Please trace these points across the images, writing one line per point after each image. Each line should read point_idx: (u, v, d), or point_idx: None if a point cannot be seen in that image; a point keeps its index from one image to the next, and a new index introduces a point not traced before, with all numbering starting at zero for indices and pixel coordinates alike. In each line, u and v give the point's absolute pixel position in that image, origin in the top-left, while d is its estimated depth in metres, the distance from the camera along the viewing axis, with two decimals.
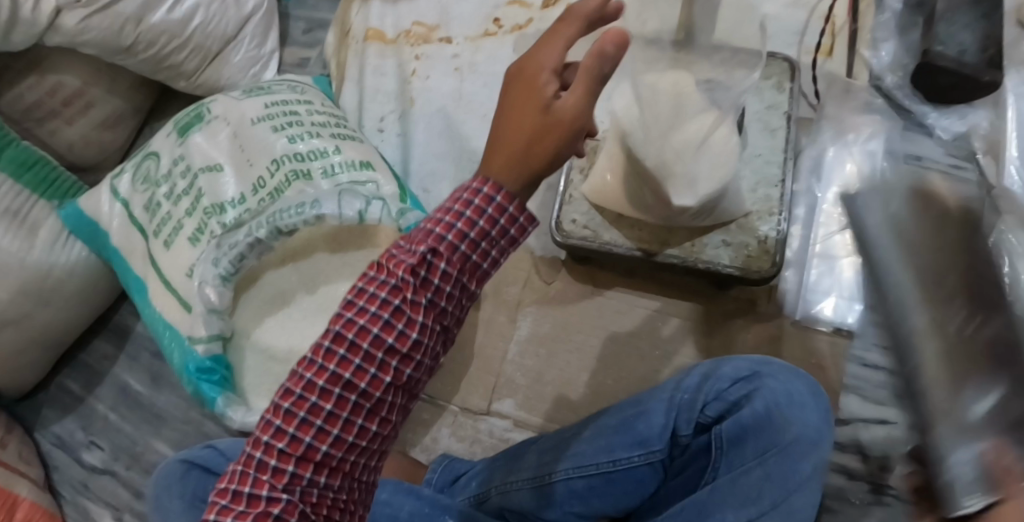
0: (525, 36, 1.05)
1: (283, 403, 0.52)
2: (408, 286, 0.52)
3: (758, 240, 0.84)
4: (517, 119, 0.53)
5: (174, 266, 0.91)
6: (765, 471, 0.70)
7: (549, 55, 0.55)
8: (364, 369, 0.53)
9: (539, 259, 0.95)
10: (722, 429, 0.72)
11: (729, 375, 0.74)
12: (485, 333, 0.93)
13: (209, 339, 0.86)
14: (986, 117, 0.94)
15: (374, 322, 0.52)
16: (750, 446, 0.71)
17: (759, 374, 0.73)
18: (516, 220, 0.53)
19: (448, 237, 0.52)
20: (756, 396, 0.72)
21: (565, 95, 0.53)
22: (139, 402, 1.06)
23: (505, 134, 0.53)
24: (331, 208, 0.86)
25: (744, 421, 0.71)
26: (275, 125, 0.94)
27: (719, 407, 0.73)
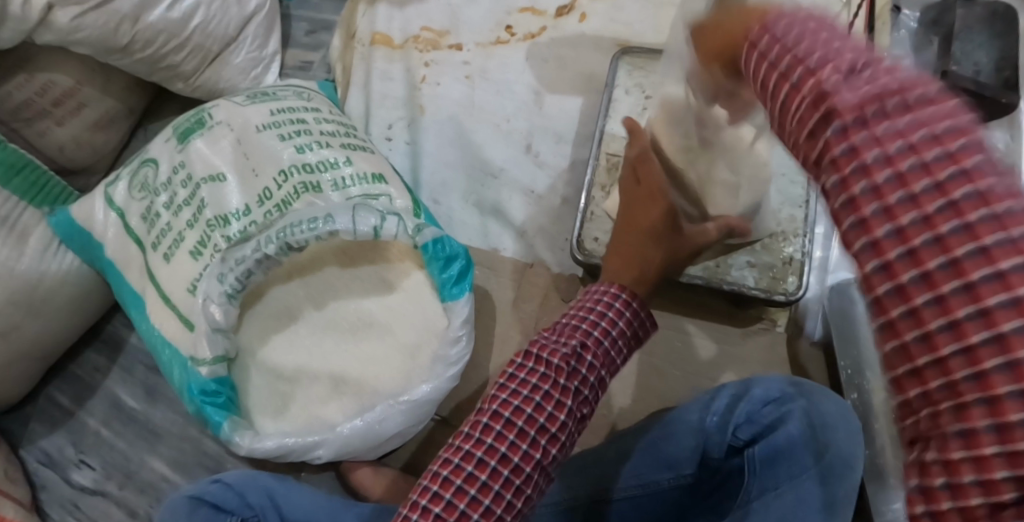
0: (538, 45, 1.01)
1: (453, 457, 0.58)
2: (563, 370, 0.60)
3: (784, 261, 0.83)
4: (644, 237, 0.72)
5: (175, 280, 0.87)
6: (805, 503, 0.65)
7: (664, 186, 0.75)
8: (524, 435, 0.58)
9: (556, 276, 0.92)
10: (756, 452, 0.69)
11: (761, 398, 0.72)
12: (501, 352, 0.90)
13: (213, 361, 0.82)
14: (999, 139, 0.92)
15: (533, 393, 0.59)
16: (783, 469, 0.67)
17: (792, 396, 0.71)
18: (639, 318, 0.65)
19: (592, 329, 0.63)
20: (789, 418, 0.69)
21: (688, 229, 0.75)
22: (133, 417, 1.02)
23: (633, 242, 0.72)
24: (344, 224, 0.82)
25: (778, 443, 0.68)
26: (282, 133, 0.90)
27: (751, 430, 0.71)
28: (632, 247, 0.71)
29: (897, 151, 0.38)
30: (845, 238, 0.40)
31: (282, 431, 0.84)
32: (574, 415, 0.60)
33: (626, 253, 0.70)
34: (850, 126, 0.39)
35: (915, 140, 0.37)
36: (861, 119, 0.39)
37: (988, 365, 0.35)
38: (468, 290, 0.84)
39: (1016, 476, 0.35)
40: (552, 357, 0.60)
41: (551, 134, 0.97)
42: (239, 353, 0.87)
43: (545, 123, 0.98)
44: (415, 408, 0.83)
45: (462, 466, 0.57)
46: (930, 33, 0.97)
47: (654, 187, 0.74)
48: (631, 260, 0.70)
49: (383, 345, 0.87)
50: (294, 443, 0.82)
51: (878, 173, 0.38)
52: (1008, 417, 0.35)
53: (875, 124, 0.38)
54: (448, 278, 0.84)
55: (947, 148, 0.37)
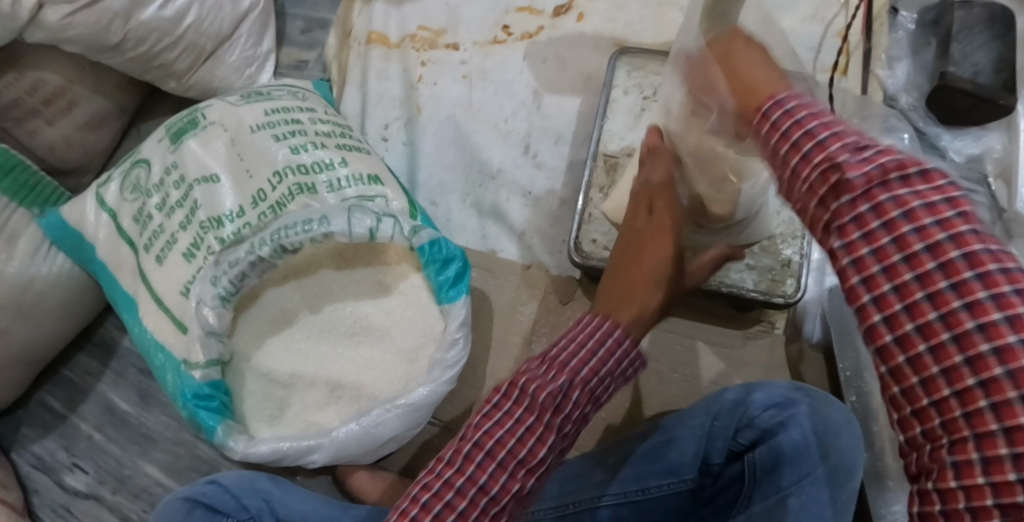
0: (536, 45, 1.01)
1: (420, 498, 0.51)
2: (549, 407, 0.52)
3: (782, 263, 0.82)
4: (649, 278, 0.60)
5: (167, 282, 0.86)
6: (806, 510, 0.65)
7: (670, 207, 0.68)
8: (498, 478, 0.51)
9: (553, 279, 0.91)
10: (756, 457, 0.69)
11: (763, 402, 0.70)
12: (497, 355, 0.89)
13: (207, 364, 0.81)
14: (1001, 140, 0.90)
15: (512, 432, 0.52)
16: (786, 476, 0.67)
17: (794, 400, 0.70)
18: (633, 356, 0.56)
19: (584, 366, 0.54)
20: (791, 424, 0.68)
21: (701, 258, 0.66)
22: (126, 422, 1.01)
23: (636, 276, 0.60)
24: (339, 226, 0.81)
25: (781, 448, 0.67)
26: (276, 134, 0.89)
27: (751, 434, 0.70)
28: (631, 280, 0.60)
29: (898, 219, 0.44)
30: (846, 290, 0.47)
31: (277, 436, 0.83)
32: (555, 455, 0.54)
33: (618, 288, 0.60)
34: (854, 200, 0.45)
35: (912, 210, 0.43)
36: (865, 193, 0.44)
37: (981, 402, 0.42)
38: (465, 293, 0.83)
39: (993, 482, 0.42)
40: (539, 392, 0.52)
41: (551, 133, 0.97)
42: (233, 358, 0.85)
43: (544, 122, 0.97)
44: (412, 412, 0.81)
45: (432, 505, 0.51)
46: (928, 35, 0.94)
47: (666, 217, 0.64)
48: (626, 303, 0.59)
49: (381, 348, 0.86)
50: (289, 448, 0.81)
51: (877, 240, 0.44)
52: (998, 450, 0.42)
53: (876, 198, 0.44)
54: (445, 280, 0.83)
55: (928, 200, 0.43)
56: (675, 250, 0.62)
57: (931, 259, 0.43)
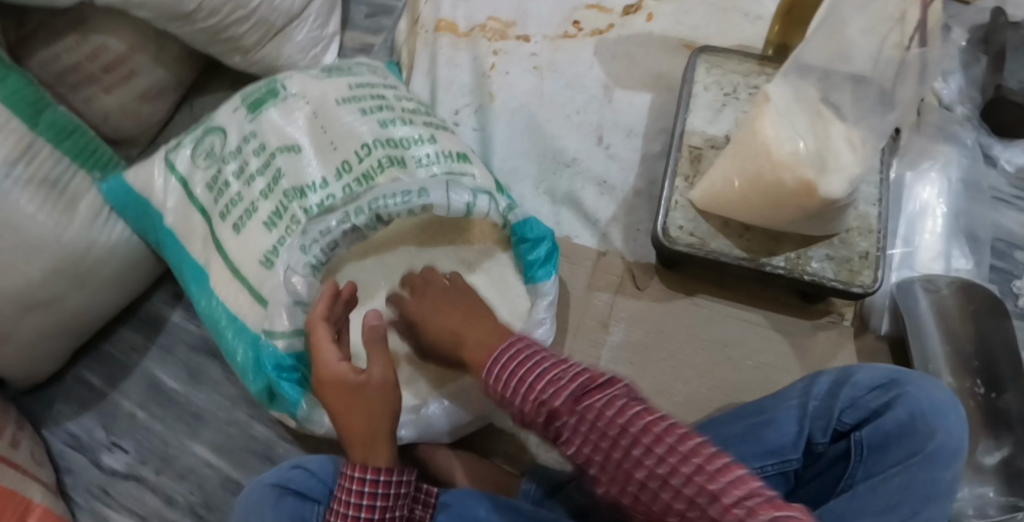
0: (605, 41, 1.03)
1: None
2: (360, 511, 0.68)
3: (861, 255, 0.83)
4: (349, 411, 0.70)
5: (244, 252, 0.84)
6: (920, 487, 0.66)
7: (329, 353, 0.72)
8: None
9: (632, 264, 0.93)
10: (862, 436, 0.69)
11: (865, 383, 0.71)
12: (575, 338, 0.89)
13: (292, 333, 0.79)
14: None
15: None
16: (896, 452, 0.68)
17: (898, 381, 0.71)
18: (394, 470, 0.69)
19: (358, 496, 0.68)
20: (898, 404, 0.69)
21: (366, 371, 0.71)
22: (174, 400, 0.97)
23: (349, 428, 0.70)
24: (438, 199, 0.80)
25: (886, 427, 0.69)
26: (363, 108, 0.89)
27: (856, 414, 0.71)
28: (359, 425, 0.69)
29: None
30: None
31: None
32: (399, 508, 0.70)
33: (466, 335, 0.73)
34: None
35: None
36: None
37: None
38: (553, 273, 0.83)
39: None
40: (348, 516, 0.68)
41: (623, 127, 0.99)
42: None
43: (614, 117, 0.99)
44: None
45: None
46: (977, 52, 1.01)
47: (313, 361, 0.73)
48: (358, 439, 0.69)
49: None
50: None
51: None
52: None
53: None
54: (536, 259, 0.83)
55: None
56: (338, 378, 0.71)
57: None
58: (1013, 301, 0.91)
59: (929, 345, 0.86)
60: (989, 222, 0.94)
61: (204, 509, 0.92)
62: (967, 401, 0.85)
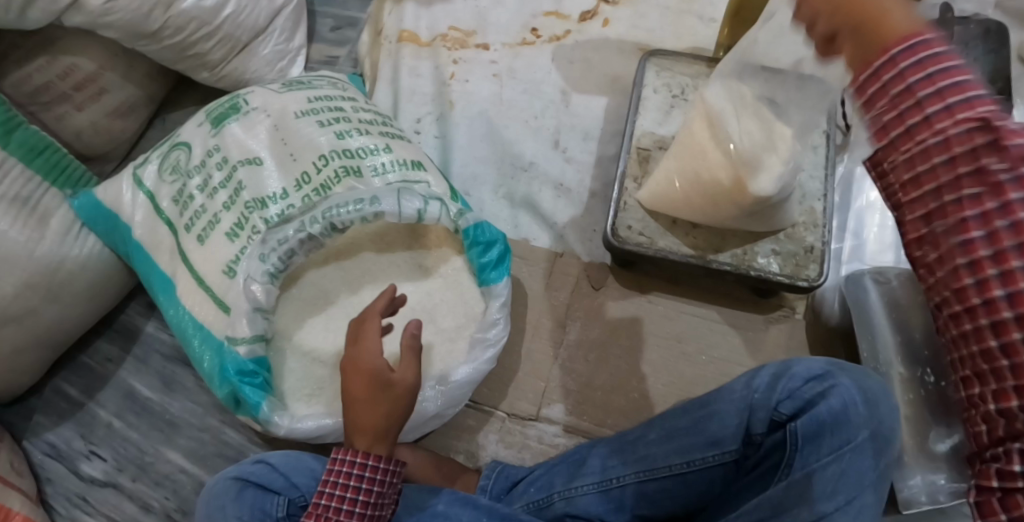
0: (563, 47, 1.05)
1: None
2: (353, 488, 0.68)
3: (806, 249, 0.84)
4: (370, 401, 0.70)
5: (209, 263, 0.87)
6: (847, 477, 0.65)
7: (371, 346, 0.72)
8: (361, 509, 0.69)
9: (587, 265, 0.94)
10: (798, 426, 0.68)
11: (803, 374, 0.70)
12: (533, 337, 0.92)
13: (252, 339, 0.81)
14: None
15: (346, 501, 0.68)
16: (826, 443, 0.67)
17: (833, 372, 0.70)
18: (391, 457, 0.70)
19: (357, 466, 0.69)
20: (832, 394, 0.68)
21: (399, 372, 0.71)
22: (149, 408, 1.03)
23: (363, 418, 0.69)
24: (390, 206, 0.83)
25: (820, 417, 0.67)
26: (320, 120, 0.92)
27: (793, 405, 0.69)
28: (373, 417, 0.69)
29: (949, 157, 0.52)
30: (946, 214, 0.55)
31: (319, 412, 0.83)
32: (386, 496, 0.70)
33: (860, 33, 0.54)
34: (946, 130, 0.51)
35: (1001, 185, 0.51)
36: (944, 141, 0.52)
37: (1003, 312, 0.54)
38: (507, 274, 0.86)
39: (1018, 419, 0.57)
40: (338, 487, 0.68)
41: (579, 130, 1.01)
42: (275, 335, 0.86)
43: (571, 121, 1.01)
44: (458, 389, 0.83)
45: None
46: None
47: (354, 349, 0.73)
48: (368, 429, 0.69)
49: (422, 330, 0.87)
50: (334, 424, 0.81)
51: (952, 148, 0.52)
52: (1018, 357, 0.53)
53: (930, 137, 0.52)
54: (487, 262, 0.86)
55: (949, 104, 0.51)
56: (373, 370, 0.71)
57: (980, 227, 0.53)
58: None
59: (877, 334, 0.85)
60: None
61: (178, 513, 0.98)
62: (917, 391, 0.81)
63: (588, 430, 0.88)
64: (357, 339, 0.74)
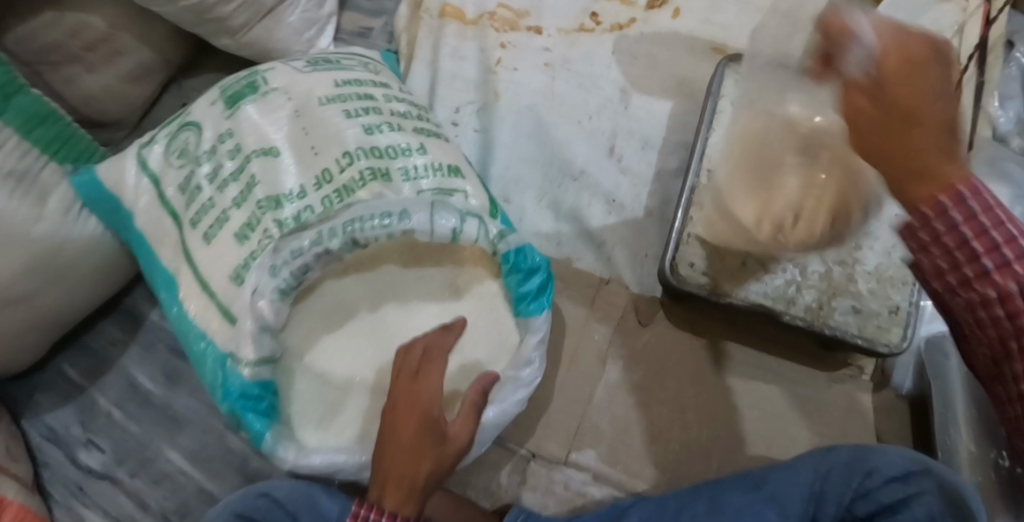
0: (627, 38, 0.93)
1: None
2: None
3: (891, 310, 0.75)
4: (419, 451, 0.60)
5: (215, 265, 0.78)
6: None
7: (434, 387, 0.62)
8: None
9: (636, 297, 0.84)
10: None
11: (883, 474, 0.66)
12: (569, 371, 0.83)
13: (258, 362, 0.73)
14: None
15: None
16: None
17: (919, 475, 0.65)
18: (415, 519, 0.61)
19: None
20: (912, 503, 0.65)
21: (456, 426, 0.63)
22: (150, 401, 0.95)
23: (400, 468, 0.60)
24: (420, 221, 0.73)
25: None
26: (348, 109, 0.81)
27: (867, 506, 0.67)
28: (416, 470, 0.60)
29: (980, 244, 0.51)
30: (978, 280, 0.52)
31: (331, 446, 0.75)
32: None
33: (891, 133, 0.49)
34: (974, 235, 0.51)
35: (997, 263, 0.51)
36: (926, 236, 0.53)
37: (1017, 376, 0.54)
38: (547, 307, 0.76)
39: None
40: None
41: (637, 137, 0.89)
42: (284, 354, 0.77)
43: (629, 126, 0.90)
44: (484, 432, 0.75)
45: None
46: None
47: (413, 387, 0.62)
48: (402, 482, 0.60)
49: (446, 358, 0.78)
50: (346, 461, 0.73)
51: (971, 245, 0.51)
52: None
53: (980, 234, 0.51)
54: (527, 292, 0.76)
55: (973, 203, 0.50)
56: (431, 417, 0.61)
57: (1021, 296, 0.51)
58: None
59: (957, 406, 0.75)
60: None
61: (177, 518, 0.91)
62: (986, 474, 0.70)
63: (623, 482, 0.79)
64: (417, 373, 0.62)
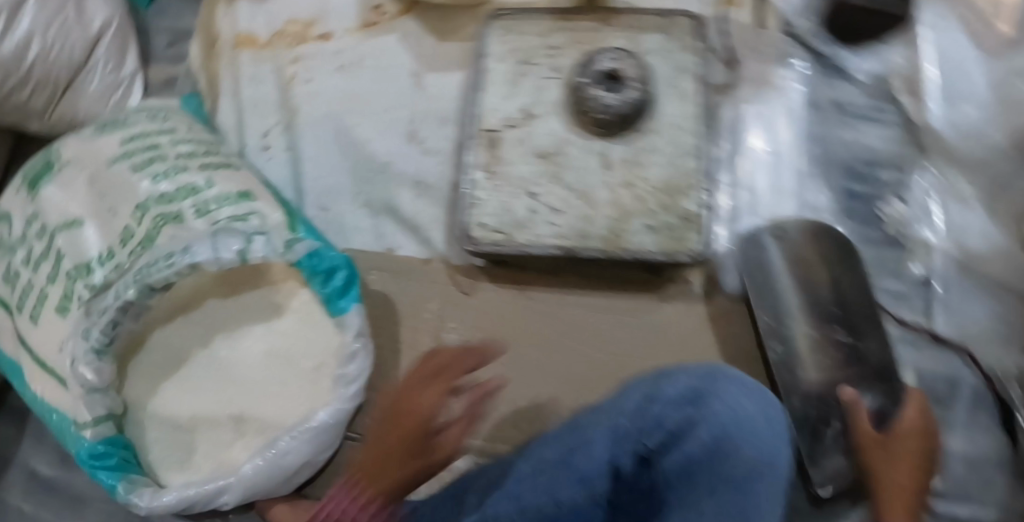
0: (411, 21, 0.94)
1: None
2: None
3: (683, 217, 0.74)
4: (381, 463, 0.58)
5: (48, 340, 0.78)
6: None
7: (428, 400, 0.60)
8: None
9: (454, 268, 0.85)
10: (668, 465, 0.58)
11: (673, 397, 0.59)
12: (411, 357, 0.82)
13: (96, 421, 0.75)
14: (901, 54, 0.92)
15: None
16: (707, 509, 0.55)
17: (705, 395, 0.58)
18: None
19: None
20: (700, 426, 0.57)
21: (445, 433, 0.61)
22: (52, 486, 0.91)
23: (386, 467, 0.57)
24: (205, 254, 0.74)
25: (692, 453, 0.57)
26: (134, 164, 0.83)
27: (662, 436, 0.58)
28: (386, 473, 0.57)
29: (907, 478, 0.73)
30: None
31: (190, 481, 0.75)
32: None
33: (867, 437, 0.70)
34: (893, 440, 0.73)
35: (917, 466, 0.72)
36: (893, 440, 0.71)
37: None
38: (356, 301, 0.77)
39: None
40: None
41: (435, 116, 0.90)
42: (128, 410, 0.79)
43: (427, 104, 0.91)
44: (316, 435, 0.75)
45: None
46: None
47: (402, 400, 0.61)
48: (376, 477, 0.58)
49: (283, 378, 0.79)
50: (196, 493, 0.73)
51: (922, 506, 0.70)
52: None
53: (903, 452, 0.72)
54: (333, 291, 0.77)
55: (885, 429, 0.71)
56: (422, 424, 0.59)
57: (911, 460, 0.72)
58: (880, 226, 0.88)
59: (783, 301, 0.78)
60: (838, 144, 0.89)
61: None
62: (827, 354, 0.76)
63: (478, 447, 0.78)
64: (423, 387, 0.61)
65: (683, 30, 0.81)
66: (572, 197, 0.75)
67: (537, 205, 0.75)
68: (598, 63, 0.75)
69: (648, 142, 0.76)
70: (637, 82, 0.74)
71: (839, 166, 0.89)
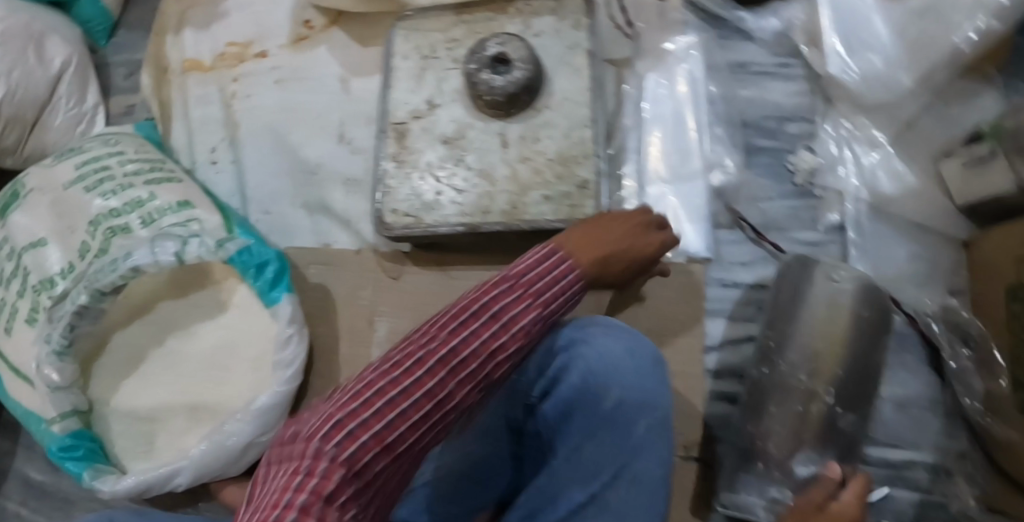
0: (337, 32, 1.01)
1: None
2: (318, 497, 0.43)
3: (579, 186, 0.79)
4: (616, 241, 0.62)
5: (18, 351, 0.86)
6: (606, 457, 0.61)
7: (614, 230, 0.62)
8: None
9: (381, 255, 0.90)
10: (545, 411, 0.63)
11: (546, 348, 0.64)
12: (349, 342, 0.88)
13: (63, 417, 0.82)
14: (800, 9, 0.94)
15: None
16: (589, 448, 0.62)
17: (574, 341, 0.63)
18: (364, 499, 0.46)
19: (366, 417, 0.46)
20: (570, 369, 0.62)
21: (659, 247, 0.66)
22: (44, 491, 0.99)
23: (597, 241, 0.60)
24: (144, 258, 0.81)
25: (565, 396, 0.62)
26: (87, 185, 0.90)
27: (541, 384, 0.64)
28: (600, 240, 0.60)
29: None
30: None
31: (149, 466, 0.82)
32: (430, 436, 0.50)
33: None
34: None
35: None
36: None
37: None
38: (286, 291, 0.84)
39: None
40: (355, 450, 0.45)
41: (362, 117, 0.97)
42: (93, 405, 0.87)
43: (356, 106, 0.97)
44: (265, 417, 0.80)
45: None
46: None
47: (605, 250, 0.60)
48: (586, 244, 0.58)
49: (230, 367, 0.86)
50: (150, 477, 0.79)
51: None
52: None
53: None
54: (265, 283, 0.84)
55: None
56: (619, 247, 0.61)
57: None
58: (791, 179, 0.91)
59: (795, 331, 0.80)
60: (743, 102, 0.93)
61: None
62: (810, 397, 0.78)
63: None
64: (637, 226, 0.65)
65: (575, 6, 0.85)
66: (473, 177, 0.81)
67: (443, 188, 0.81)
68: (486, 49, 0.80)
69: (543, 118, 0.81)
70: (522, 63, 0.78)
71: (746, 123, 0.93)
